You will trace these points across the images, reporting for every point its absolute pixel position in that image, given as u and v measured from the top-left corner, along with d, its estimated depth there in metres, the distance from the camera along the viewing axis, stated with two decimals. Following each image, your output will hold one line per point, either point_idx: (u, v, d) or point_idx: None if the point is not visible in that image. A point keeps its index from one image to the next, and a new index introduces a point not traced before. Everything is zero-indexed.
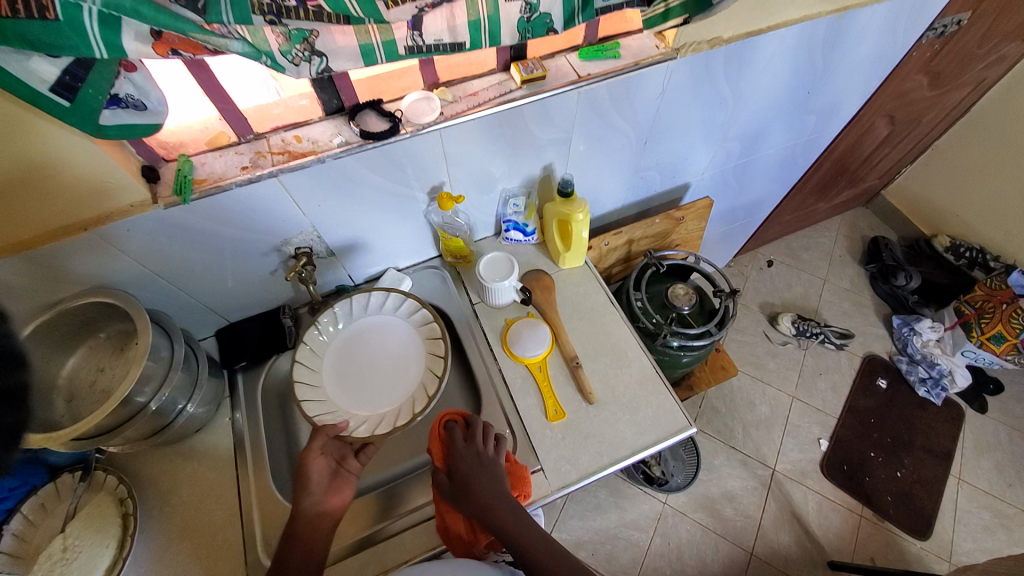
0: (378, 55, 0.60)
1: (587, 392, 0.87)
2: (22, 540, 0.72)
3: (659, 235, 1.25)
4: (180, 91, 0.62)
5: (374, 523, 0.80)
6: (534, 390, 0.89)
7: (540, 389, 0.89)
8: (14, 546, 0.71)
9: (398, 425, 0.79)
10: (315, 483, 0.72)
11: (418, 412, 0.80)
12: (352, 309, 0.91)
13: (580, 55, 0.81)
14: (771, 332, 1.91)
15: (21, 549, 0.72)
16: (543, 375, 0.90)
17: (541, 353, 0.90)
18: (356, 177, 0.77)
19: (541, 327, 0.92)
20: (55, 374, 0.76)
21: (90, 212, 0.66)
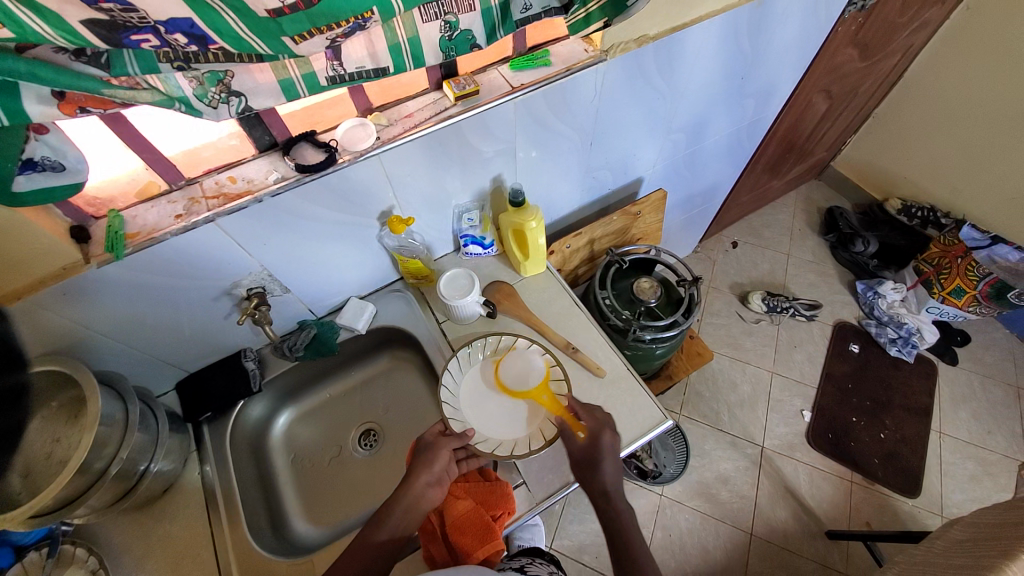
0: (299, 89, 0.60)
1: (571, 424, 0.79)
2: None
3: (619, 232, 1.26)
4: (100, 146, 0.61)
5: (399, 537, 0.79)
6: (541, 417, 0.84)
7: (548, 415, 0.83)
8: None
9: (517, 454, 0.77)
10: (432, 471, 0.74)
11: (535, 452, 0.77)
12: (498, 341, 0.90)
13: (512, 66, 0.82)
14: (745, 311, 1.95)
15: None
16: (550, 400, 0.82)
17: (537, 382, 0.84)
18: (299, 211, 0.75)
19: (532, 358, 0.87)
20: None
21: (20, 280, 0.63)
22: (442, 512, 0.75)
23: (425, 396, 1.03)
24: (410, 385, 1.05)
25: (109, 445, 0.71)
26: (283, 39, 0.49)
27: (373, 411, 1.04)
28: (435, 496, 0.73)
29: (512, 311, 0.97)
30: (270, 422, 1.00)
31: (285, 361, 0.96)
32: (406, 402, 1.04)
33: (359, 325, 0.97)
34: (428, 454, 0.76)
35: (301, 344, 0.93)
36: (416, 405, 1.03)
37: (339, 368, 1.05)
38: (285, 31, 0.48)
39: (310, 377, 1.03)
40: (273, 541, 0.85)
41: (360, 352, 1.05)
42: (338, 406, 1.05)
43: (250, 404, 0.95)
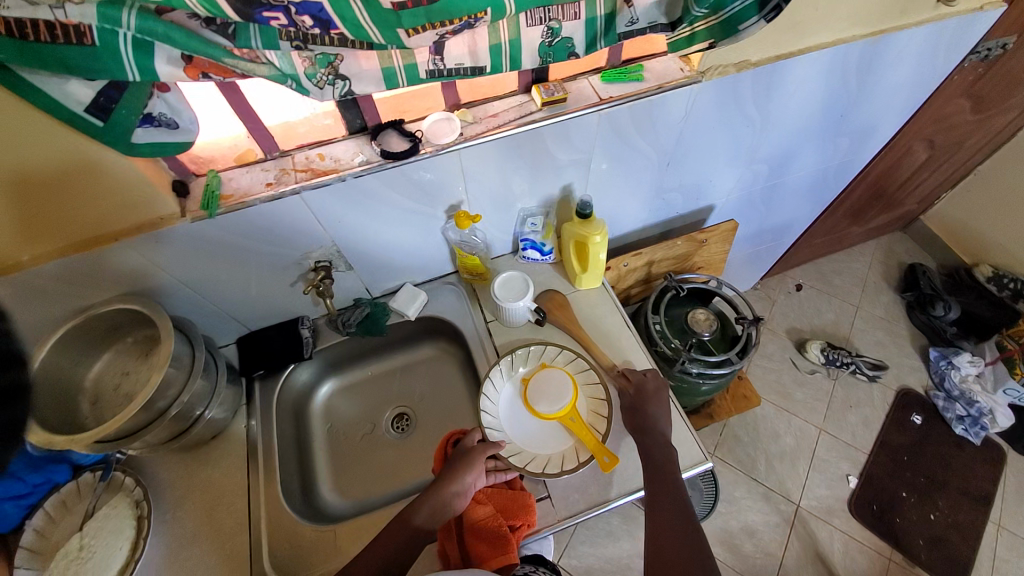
0: (399, 79, 0.62)
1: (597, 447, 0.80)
2: (42, 536, 0.75)
3: (680, 258, 1.22)
4: (212, 111, 0.65)
5: None
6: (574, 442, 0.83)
7: (580, 438, 0.82)
8: (33, 542, 0.74)
9: (548, 474, 0.79)
10: (464, 476, 0.75)
11: (565, 475, 0.79)
12: (542, 352, 0.91)
13: (603, 77, 0.81)
14: (798, 360, 1.84)
15: (41, 545, 0.74)
16: (579, 424, 0.83)
17: (569, 402, 0.83)
18: (375, 195, 0.78)
19: (559, 376, 0.86)
20: (83, 377, 0.78)
21: (122, 223, 0.69)
22: (462, 515, 0.76)
23: (461, 391, 1.04)
24: (450, 378, 1.06)
25: (174, 385, 0.76)
26: (398, 31, 0.51)
27: (411, 397, 1.06)
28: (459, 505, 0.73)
29: (563, 324, 0.94)
30: (315, 390, 1.04)
31: (336, 335, 1.00)
32: (443, 393, 1.05)
33: (410, 312, 0.99)
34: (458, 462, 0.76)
35: (354, 321, 0.96)
36: (452, 398, 1.04)
37: (385, 349, 1.08)
38: (402, 23, 0.50)
39: (355, 354, 1.06)
40: (301, 504, 0.88)
41: (407, 338, 1.08)
42: (377, 386, 1.07)
43: (299, 369, 0.99)
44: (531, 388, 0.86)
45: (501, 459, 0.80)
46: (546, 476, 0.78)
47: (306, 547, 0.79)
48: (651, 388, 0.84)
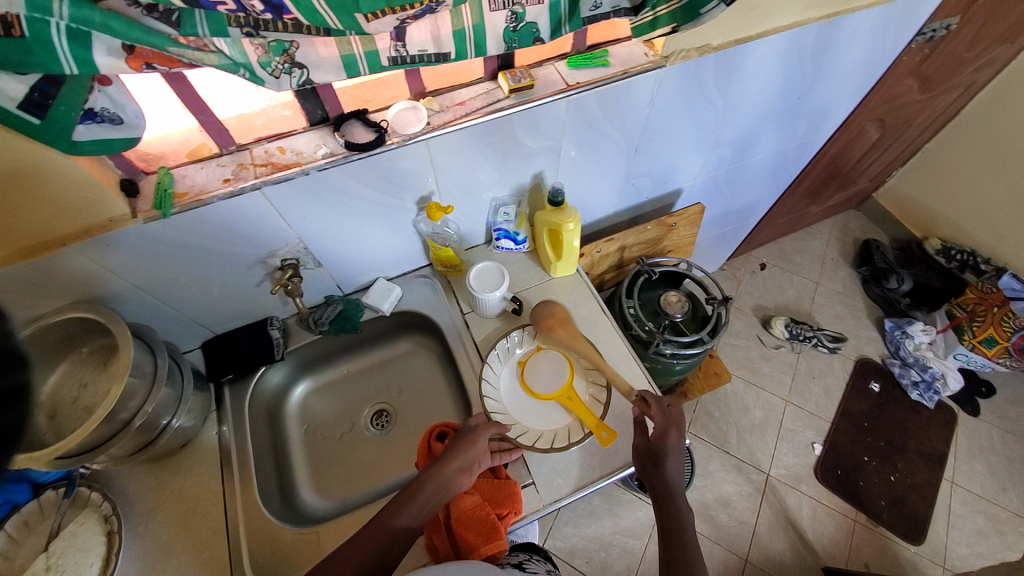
0: (360, 67, 0.59)
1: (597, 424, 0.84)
2: (6, 558, 0.71)
3: (651, 242, 1.24)
4: (158, 104, 0.61)
5: None
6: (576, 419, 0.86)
7: (581, 416, 0.85)
8: None
9: (557, 449, 0.82)
10: (468, 454, 0.75)
11: (573, 447, 0.82)
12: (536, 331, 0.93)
13: (569, 63, 0.80)
14: (765, 336, 1.91)
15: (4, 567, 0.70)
16: (576, 403, 0.86)
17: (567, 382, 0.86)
18: (342, 188, 0.75)
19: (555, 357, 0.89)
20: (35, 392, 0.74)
21: (69, 227, 0.65)
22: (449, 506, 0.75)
23: (440, 384, 1.03)
24: (428, 371, 1.06)
25: (139, 394, 0.73)
26: (357, 16, 0.49)
27: (389, 393, 1.04)
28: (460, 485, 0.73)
29: (568, 343, 0.88)
30: (288, 392, 1.01)
31: (308, 334, 0.98)
32: (421, 387, 1.04)
33: (384, 307, 0.98)
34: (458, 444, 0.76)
35: (327, 319, 0.93)
36: (431, 392, 1.04)
37: (360, 347, 1.06)
38: (360, 8, 0.48)
39: (330, 352, 1.03)
40: (280, 508, 0.86)
41: (382, 334, 1.06)
42: (353, 384, 1.05)
43: (271, 371, 0.96)
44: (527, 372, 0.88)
45: (510, 441, 0.82)
46: (554, 451, 0.81)
47: (288, 550, 0.77)
48: (672, 439, 0.77)
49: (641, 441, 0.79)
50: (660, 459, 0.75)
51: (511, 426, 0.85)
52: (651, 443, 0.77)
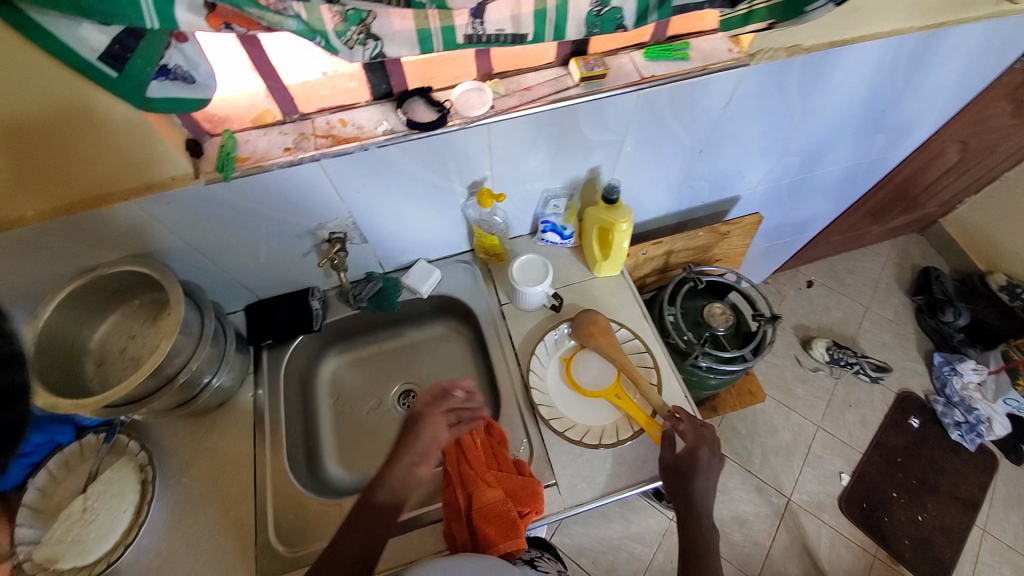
0: (434, 43, 0.57)
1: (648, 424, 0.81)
2: (45, 495, 0.76)
3: (700, 249, 1.19)
4: (231, 65, 0.61)
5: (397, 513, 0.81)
6: (624, 419, 0.83)
7: (630, 415, 0.83)
8: (37, 501, 0.75)
9: (604, 445, 0.81)
10: (416, 447, 0.70)
11: (621, 445, 0.81)
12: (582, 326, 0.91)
13: (646, 54, 0.76)
14: (803, 357, 1.83)
15: (42, 504, 0.75)
16: (626, 401, 0.84)
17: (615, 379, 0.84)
18: (397, 167, 0.74)
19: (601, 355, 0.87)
20: (87, 339, 0.76)
21: (135, 181, 0.66)
22: (470, 496, 0.73)
23: (470, 372, 1.02)
24: (459, 358, 1.05)
25: (185, 350, 0.74)
26: None
27: (417, 375, 1.04)
28: (426, 472, 0.70)
29: (606, 350, 0.86)
30: (322, 361, 1.02)
31: (347, 308, 0.98)
32: (451, 373, 1.04)
33: (423, 289, 0.97)
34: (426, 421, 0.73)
35: (366, 295, 0.93)
36: (460, 379, 1.03)
37: (394, 325, 1.06)
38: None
39: (364, 327, 1.03)
40: (304, 475, 0.87)
41: (416, 315, 1.06)
42: (383, 362, 1.06)
43: (307, 340, 0.97)
44: None
45: (556, 433, 0.82)
46: (601, 447, 0.80)
47: (310, 519, 0.79)
48: (704, 457, 0.73)
49: (668, 454, 0.75)
50: (689, 476, 0.72)
51: (557, 419, 0.83)
52: (680, 459, 0.74)
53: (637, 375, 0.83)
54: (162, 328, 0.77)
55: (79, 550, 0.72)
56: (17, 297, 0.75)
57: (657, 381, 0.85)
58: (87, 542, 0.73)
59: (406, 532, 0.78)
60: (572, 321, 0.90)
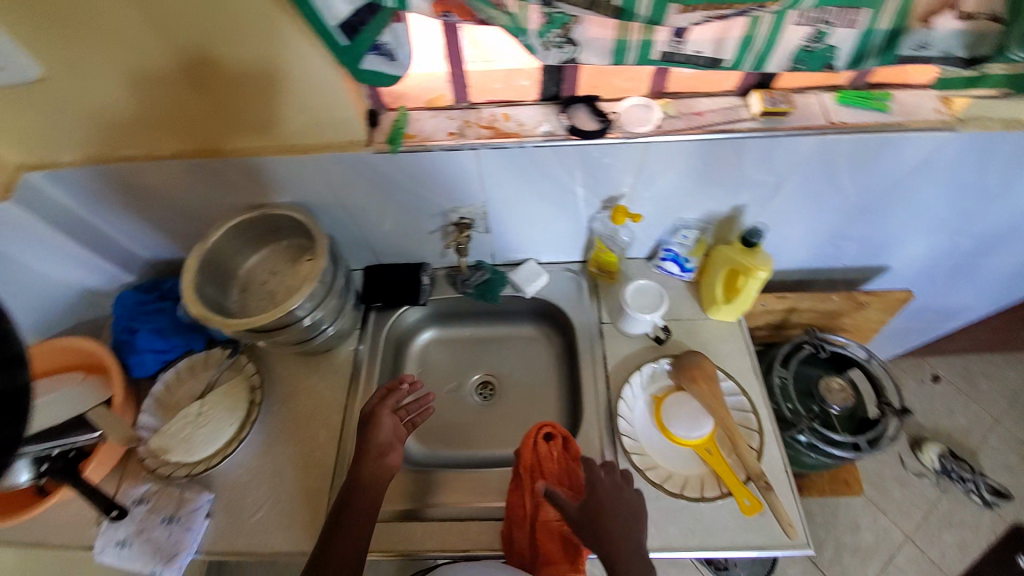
0: (629, 55, 0.56)
1: (739, 490, 0.74)
2: (169, 390, 0.87)
3: (829, 313, 1.08)
4: (428, 50, 0.66)
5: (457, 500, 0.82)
6: (711, 476, 0.78)
7: (719, 474, 0.76)
8: (162, 393, 0.87)
9: (687, 497, 0.75)
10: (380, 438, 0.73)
11: (703, 503, 0.75)
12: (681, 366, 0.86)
13: (840, 97, 0.72)
14: (907, 458, 1.60)
15: (164, 398, 0.86)
16: (716, 458, 0.78)
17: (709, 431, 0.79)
18: (545, 168, 0.74)
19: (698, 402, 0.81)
20: (239, 266, 0.85)
21: (314, 138, 0.73)
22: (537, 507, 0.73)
23: (553, 380, 1.01)
24: (542, 364, 1.03)
25: (315, 298, 0.80)
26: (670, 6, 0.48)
27: (499, 369, 1.04)
28: (397, 459, 0.74)
29: (705, 399, 0.80)
30: (418, 333, 1.06)
31: (452, 291, 1.00)
32: (535, 376, 1.02)
33: (526, 290, 0.97)
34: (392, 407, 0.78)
35: (473, 282, 0.97)
36: (540, 385, 1.01)
37: (489, 317, 1.06)
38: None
39: (462, 312, 1.05)
40: None
41: (512, 313, 1.05)
42: (472, 350, 1.07)
43: (409, 310, 1.01)
44: (667, 407, 0.81)
45: (636, 469, 0.78)
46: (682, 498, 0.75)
47: None
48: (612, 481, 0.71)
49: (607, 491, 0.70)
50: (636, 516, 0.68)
51: (640, 455, 0.79)
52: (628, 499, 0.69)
53: (736, 433, 0.77)
54: (302, 272, 0.84)
55: (187, 447, 0.81)
56: (195, 217, 0.86)
57: (758, 446, 0.79)
58: (193, 443, 0.82)
59: (464, 520, 0.78)
60: (676, 358, 0.85)
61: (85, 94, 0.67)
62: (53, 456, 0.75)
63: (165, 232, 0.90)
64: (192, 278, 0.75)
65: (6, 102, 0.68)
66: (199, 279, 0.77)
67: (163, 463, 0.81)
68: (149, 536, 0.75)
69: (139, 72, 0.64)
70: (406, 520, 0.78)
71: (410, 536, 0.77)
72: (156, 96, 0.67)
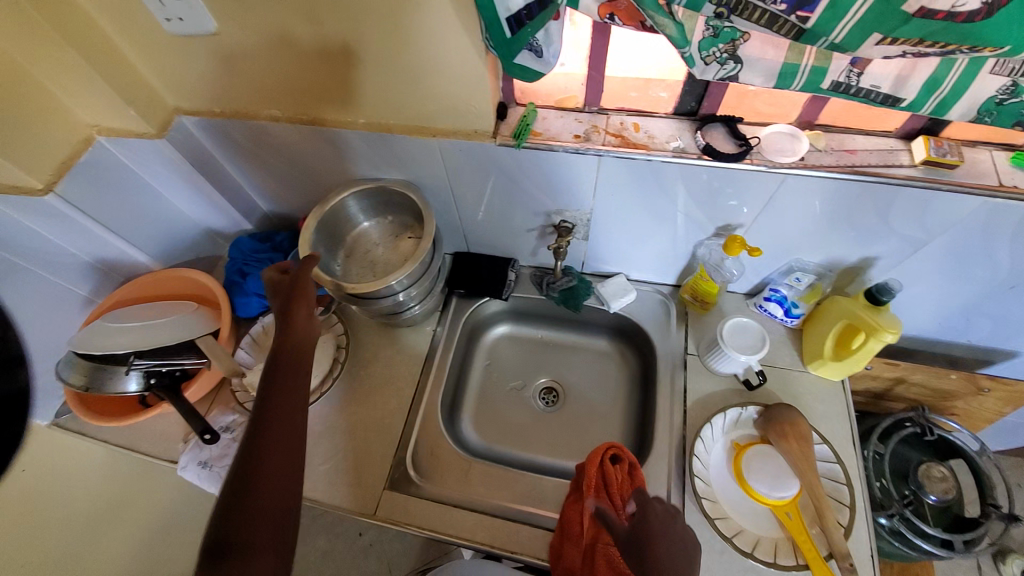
0: (794, 81, 0.53)
1: (819, 567, 0.68)
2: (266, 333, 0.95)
3: (942, 392, 0.96)
4: (574, 49, 0.66)
5: (507, 498, 0.82)
6: (786, 543, 0.72)
7: (797, 543, 0.70)
8: (260, 335, 0.95)
9: (757, 558, 0.70)
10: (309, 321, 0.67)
11: (775, 569, 0.70)
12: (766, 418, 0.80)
13: (1013, 158, 0.62)
14: (987, 565, 1.33)
15: (262, 339, 0.94)
16: (796, 524, 0.71)
17: (794, 494, 0.72)
18: (666, 184, 0.72)
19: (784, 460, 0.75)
20: (348, 232, 0.90)
21: (442, 123, 0.75)
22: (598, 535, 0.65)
23: (619, 400, 0.98)
24: (612, 382, 1.00)
25: (413, 276, 0.82)
26: (874, 35, 0.43)
27: (567, 376, 1.02)
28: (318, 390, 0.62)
29: (793, 457, 0.74)
30: (494, 326, 1.07)
31: (535, 291, 1.00)
32: (601, 393, 1.00)
33: (611, 304, 0.94)
34: (291, 353, 0.64)
35: (558, 287, 0.95)
36: (606, 401, 0.99)
37: (566, 324, 1.05)
38: (895, 31, 0.42)
39: (540, 313, 1.04)
40: (447, 415, 0.94)
41: (591, 324, 1.03)
42: (543, 353, 1.06)
43: (491, 302, 1.02)
44: (747, 457, 0.76)
45: (705, 515, 0.73)
46: (752, 558, 0.70)
47: (445, 461, 0.85)
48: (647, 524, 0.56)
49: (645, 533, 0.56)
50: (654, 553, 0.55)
51: (711, 502, 0.75)
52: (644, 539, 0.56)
53: (825, 505, 0.70)
54: (405, 249, 0.88)
55: None
56: (316, 178, 0.92)
57: (846, 523, 0.72)
58: None
59: (514, 522, 0.78)
60: (765, 409, 0.79)
61: (246, 51, 0.72)
62: (161, 372, 0.81)
63: (284, 187, 0.96)
64: (309, 236, 0.81)
65: (175, 51, 0.74)
66: (316, 236, 0.83)
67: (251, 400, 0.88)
68: (228, 463, 0.82)
69: (299, 41, 0.68)
70: (457, 507, 0.79)
71: (461, 523, 0.78)
72: (307, 65, 0.71)
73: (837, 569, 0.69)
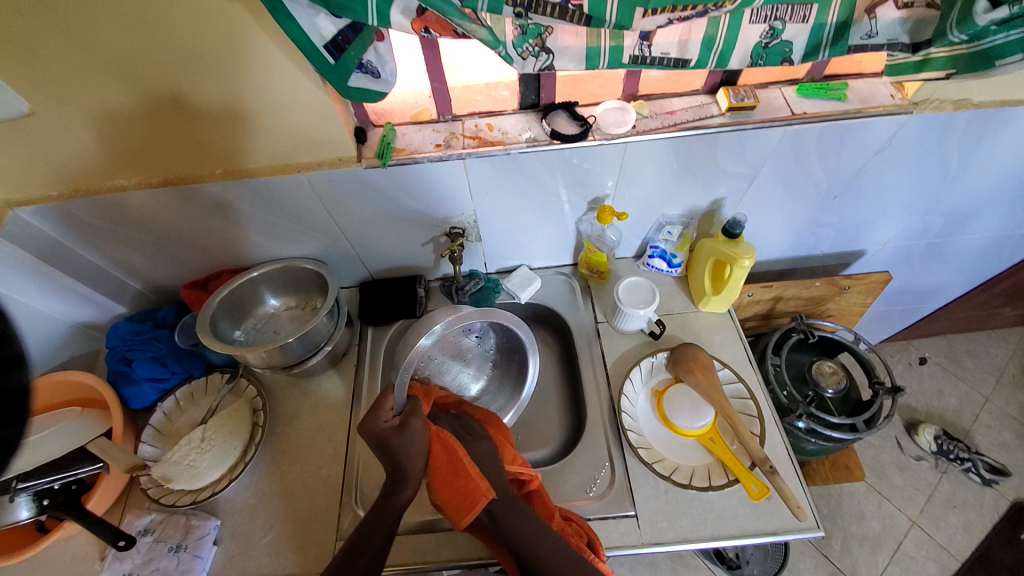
0: (600, 60, 0.60)
1: (746, 478, 0.75)
2: (168, 419, 0.88)
3: (814, 300, 1.11)
4: (410, 66, 0.70)
5: None
6: (715, 465, 0.79)
7: (721, 462, 0.79)
8: (161, 422, 0.87)
9: (695, 486, 0.77)
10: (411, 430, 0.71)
11: (712, 490, 0.76)
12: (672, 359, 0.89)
13: (799, 90, 0.76)
14: (904, 441, 1.54)
15: (165, 426, 0.87)
16: (720, 446, 0.79)
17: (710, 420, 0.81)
18: (530, 173, 0.78)
19: (694, 395, 0.83)
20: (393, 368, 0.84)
21: (306, 158, 0.75)
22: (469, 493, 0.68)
23: (552, 383, 1.01)
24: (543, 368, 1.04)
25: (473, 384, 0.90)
26: (637, 10, 0.52)
27: None
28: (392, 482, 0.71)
29: (703, 388, 0.82)
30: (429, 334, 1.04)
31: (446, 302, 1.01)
32: None
33: (521, 295, 0.98)
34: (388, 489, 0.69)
35: (468, 291, 0.96)
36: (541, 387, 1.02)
37: None
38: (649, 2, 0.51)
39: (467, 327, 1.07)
40: None
41: None
42: None
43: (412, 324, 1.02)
44: (666, 400, 0.83)
45: (646, 463, 0.79)
46: (691, 488, 0.76)
47: None
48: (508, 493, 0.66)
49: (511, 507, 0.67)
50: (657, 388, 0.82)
51: (646, 449, 0.81)
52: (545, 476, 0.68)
53: (737, 421, 0.79)
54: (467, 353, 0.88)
55: (189, 475, 0.79)
56: (190, 243, 0.88)
57: (760, 431, 0.81)
58: (198, 469, 0.80)
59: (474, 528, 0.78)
60: (671, 352, 0.88)
61: (74, 129, 0.67)
62: (55, 490, 0.73)
63: (157, 260, 0.91)
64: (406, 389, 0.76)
65: None
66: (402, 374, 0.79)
67: (166, 492, 0.80)
68: (156, 568, 0.73)
69: (132, 104, 0.65)
70: (414, 534, 0.77)
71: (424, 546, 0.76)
72: (143, 127, 0.68)
73: (761, 474, 0.77)
